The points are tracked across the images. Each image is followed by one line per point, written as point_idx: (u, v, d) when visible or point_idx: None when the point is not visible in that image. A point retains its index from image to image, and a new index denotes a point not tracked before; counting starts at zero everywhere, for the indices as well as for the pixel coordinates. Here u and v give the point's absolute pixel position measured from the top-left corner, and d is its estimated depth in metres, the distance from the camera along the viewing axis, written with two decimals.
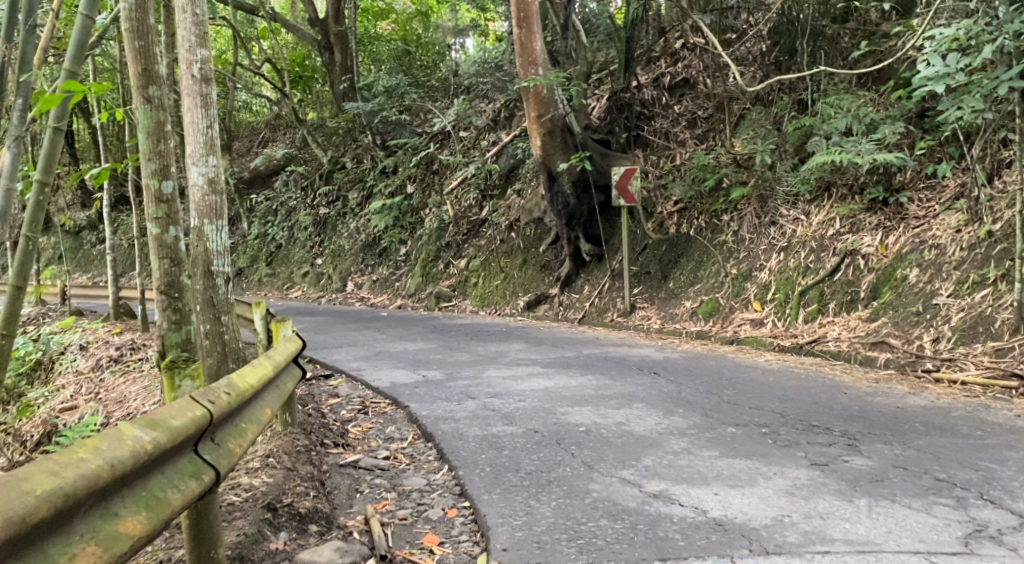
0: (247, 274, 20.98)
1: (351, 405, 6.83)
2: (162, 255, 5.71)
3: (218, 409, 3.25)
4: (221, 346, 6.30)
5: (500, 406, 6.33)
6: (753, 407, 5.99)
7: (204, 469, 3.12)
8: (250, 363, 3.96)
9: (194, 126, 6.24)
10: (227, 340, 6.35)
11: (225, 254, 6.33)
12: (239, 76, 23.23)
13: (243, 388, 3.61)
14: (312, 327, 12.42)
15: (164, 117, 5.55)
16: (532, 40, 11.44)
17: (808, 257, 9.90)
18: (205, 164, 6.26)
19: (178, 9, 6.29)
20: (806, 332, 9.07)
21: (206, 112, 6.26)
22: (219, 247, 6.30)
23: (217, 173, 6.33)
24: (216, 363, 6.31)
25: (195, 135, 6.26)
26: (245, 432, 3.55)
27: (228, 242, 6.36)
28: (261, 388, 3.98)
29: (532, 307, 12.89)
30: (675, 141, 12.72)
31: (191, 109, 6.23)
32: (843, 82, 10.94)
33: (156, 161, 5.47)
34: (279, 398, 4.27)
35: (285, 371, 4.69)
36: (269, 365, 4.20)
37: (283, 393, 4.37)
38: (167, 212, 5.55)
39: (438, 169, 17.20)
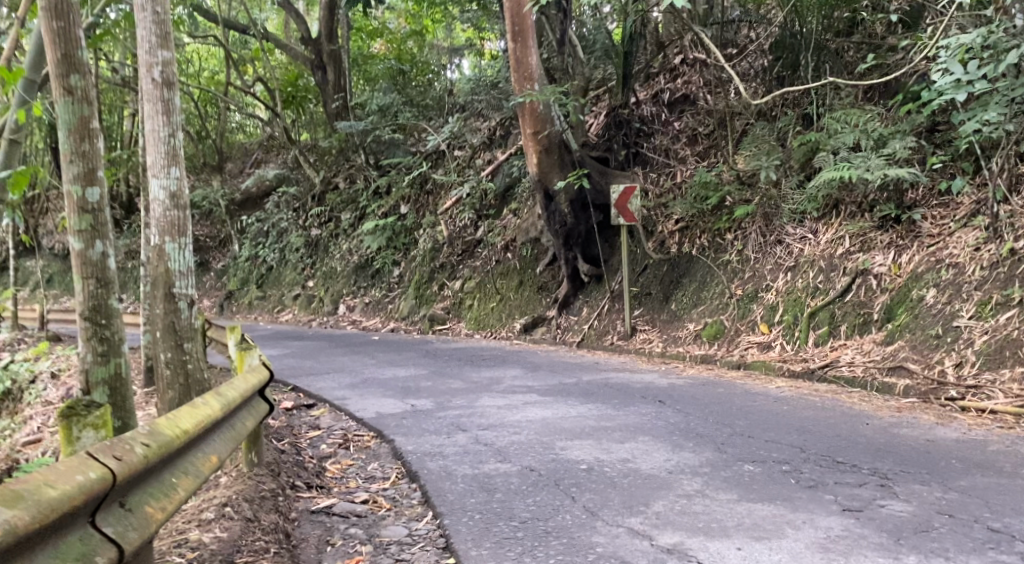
0: (236, 298, 20.40)
1: (332, 439, 6.30)
2: (85, 276, 5.20)
3: (120, 471, 2.86)
4: (184, 376, 5.98)
5: (493, 439, 5.81)
6: (769, 440, 5.47)
7: (95, 549, 2.74)
8: (191, 404, 3.56)
9: (154, 135, 5.99)
10: (191, 369, 6.03)
11: (189, 273, 6.13)
12: (232, 97, 22.90)
13: (167, 437, 3.20)
14: (299, 352, 11.88)
15: (89, 112, 5.17)
16: (528, 55, 11.06)
17: (817, 277, 9.40)
18: (166, 177, 5.99)
19: (138, 8, 6.02)
20: (817, 356, 8.56)
21: (169, 120, 6.02)
22: (183, 267, 6.06)
23: (180, 185, 6.05)
24: (179, 398, 5.96)
25: (156, 145, 6.00)
26: (166, 491, 3.15)
27: (193, 260, 6.12)
28: (203, 433, 3.58)
29: (529, 329, 12.38)
30: (675, 158, 12.24)
31: (152, 116, 6.00)
32: (849, 96, 10.47)
33: (79, 163, 5.17)
34: (230, 442, 3.86)
35: (245, 406, 4.26)
36: (217, 404, 3.78)
37: (235, 435, 3.94)
38: (91, 223, 5.18)
39: (433, 189, 16.74)
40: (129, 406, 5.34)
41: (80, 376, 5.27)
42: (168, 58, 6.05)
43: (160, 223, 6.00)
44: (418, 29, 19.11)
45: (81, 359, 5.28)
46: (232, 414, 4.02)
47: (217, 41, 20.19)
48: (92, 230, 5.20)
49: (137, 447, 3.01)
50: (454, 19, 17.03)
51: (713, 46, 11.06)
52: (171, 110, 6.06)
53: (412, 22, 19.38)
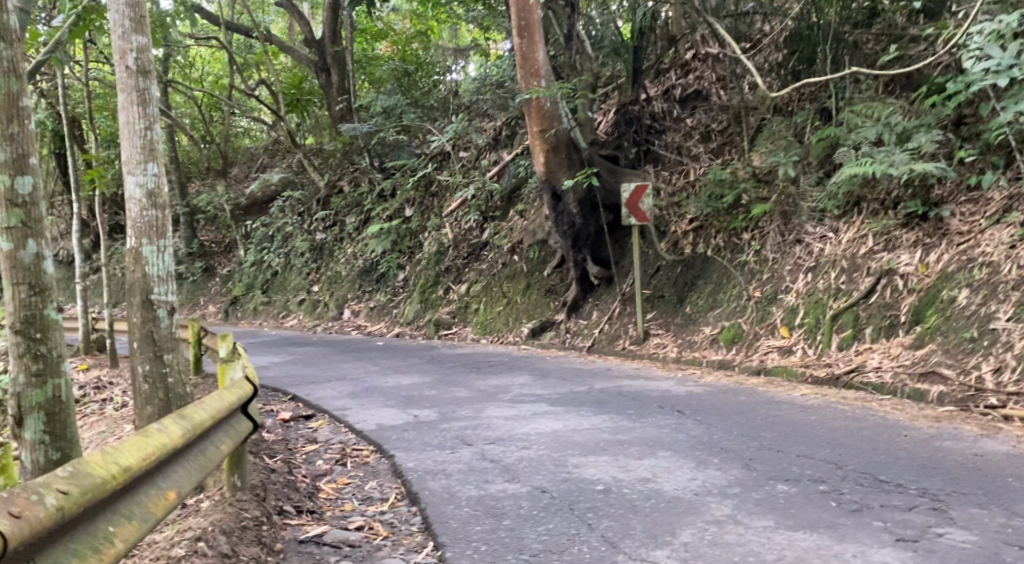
0: (239, 304, 19.98)
1: (328, 455, 5.87)
2: (17, 283, 4.56)
3: (21, 531, 2.46)
4: (164, 390, 5.83)
5: (499, 455, 5.37)
6: (800, 455, 5.00)
7: None
8: (137, 435, 3.17)
9: (129, 130, 5.72)
10: (171, 384, 5.87)
11: (168, 278, 5.78)
12: (235, 101, 22.58)
13: (97, 479, 2.82)
14: (299, 360, 11.47)
15: (17, 87, 4.55)
16: (535, 50, 10.65)
17: (839, 278, 8.91)
18: (143, 173, 5.70)
19: None
20: (842, 361, 8.07)
21: (144, 111, 5.76)
22: (160, 271, 5.71)
23: (158, 182, 5.76)
24: (157, 411, 5.83)
25: (132, 139, 5.72)
26: (95, 546, 2.76)
27: (172, 264, 5.78)
28: (153, 466, 3.20)
29: (537, 334, 11.92)
30: (688, 156, 11.74)
31: (127, 107, 5.75)
32: (870, 90, 9.83)
33: (9, 147, 4.49)
34: (193, 474, 3.48)
35: (219, 428, 3.92)
36: (178, 430, 3.44)
37: (203, 463, 3.58)
38: (22, 219, 4.54)
39: (439, 191, 16.33)
40: (70, 435, 4.74)
41: (13, 399, 4.67)
42: (143, 44, 5.83)
43: (136, 224, 5.68)
44: (423, 30, 18.66)
45: (11, 381, 4.66)
46: (200, 439, 3.69)
47: (220, 45, 19.83)
48: (23, 227, 4.55)
49: (51, 497, 2.62)
50: (459, 18, 16.62)
51: (728, 36, 10.51)
52: (147, 101, 5.81)
53: (417, 23, 18.98)
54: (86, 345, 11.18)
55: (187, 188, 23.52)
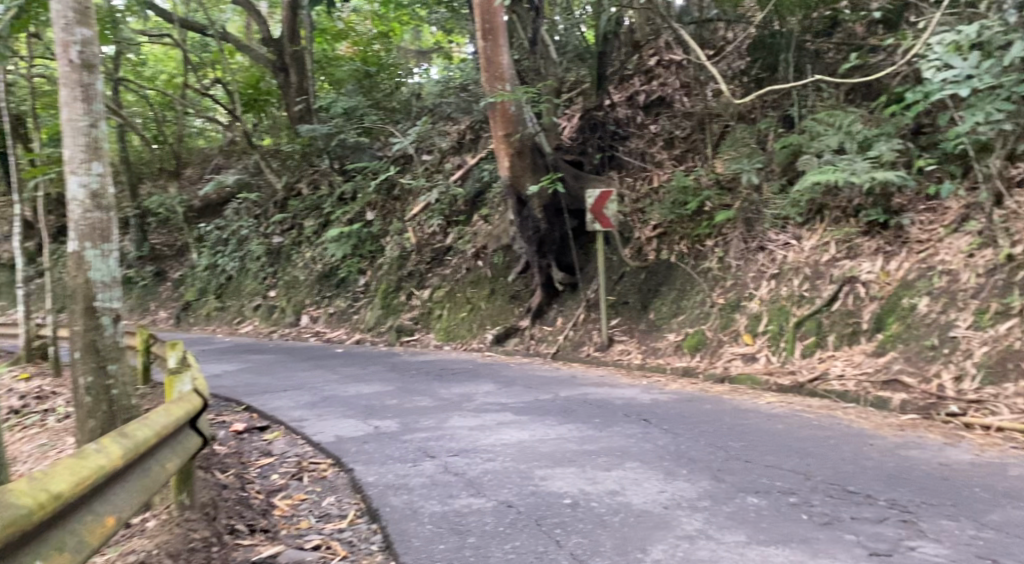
0: (193, 309, 19.51)
1: (284, 468, 5.69)
2: None
3: None
4: (107, 403, 5.65)
5: (463, 468, 5.24)
6: (769, 466, 4.94)
7: None
8: (80, 454, 3.05)
9: (72, 127, 5.51)
10: (115, 396, 5.70)
11: (113, 284, 5.67)
12: (190, 101, 22.12)
13: (39, 501, 2.70)
14: (255, 367, 11.18)
15: None
16: (499, 54, 10.56)
17: (802, 285, 8.92)
18: (87, 173, 5.50)
19: None
20: (805, 368, 8.06)
21: (89, 107, 5.57)
22: (105, 277, 5.60)
23: (102, 183, 5.57)
24: (100, 424, 5.66)
25: (74, 137, 5.51)
26: None
27: (117, 270, 5.67)
28: (96, 487, 3.07)
29: (501, 340, 11.79)
30: (652, 162, 11.71)
31: (69, 103, 5.52)
32: (831, 99, 9.85)
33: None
34: (139, 493, 3.36)
35: (165, 445, 3.80)
36: (118, 448, 3.28)
37: (148, 483, 3.46)
38: None
39: (400, 195, 16.14)
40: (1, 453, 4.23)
41: None
42: (87, 36, 5.63)
43: (79, 227, 5.49)
44: (385, 32, 18.45)
45: None
46: (142, 457, 3.53)
47: (175, 44, 19.39)
48: None
49: None
50: (422, 20, 16.46)
51: (692, 44, 10.43)
52: (91, 96, 5.62)
53: (379, 24, 18.76)
54: (30, 352, 10.78)
55: (139, 190, 22.94)
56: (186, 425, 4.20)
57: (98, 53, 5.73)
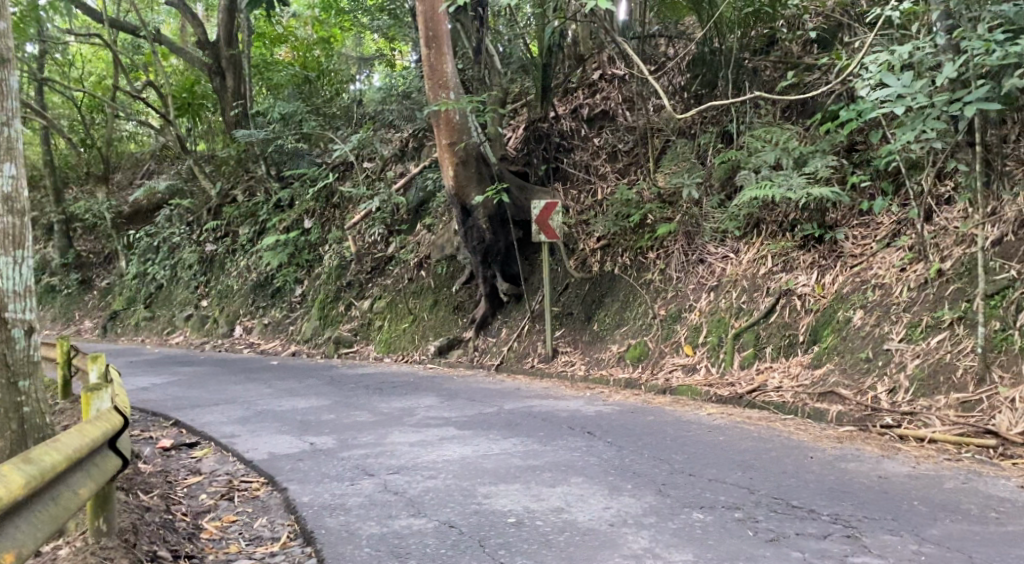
0: (121, 318, 18.84)
1: (213, 488, 5.48)
2: None
3: None
4: (17, 421, 5.33)
5: (405, 485, 5.12)
6: (712, 479, 4.92)
7: None
8: None
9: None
10: (26, 414, 5.39)
11: (27, 293, 5.39)
12: (121, 103, 21.44)
13: None
14: (186, 380, 10.82)
15: None
16: (443, 62, 10.47)
17: (740, 298, 9.01)
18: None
19: None
20: (744, 380, 8.12)
21: (2, 104, 5.33)
22: (16, 285, 5.31)
23: (15, 185, 5.33)
24: (11, 444, 5.33)
25: None
26: None
27: (30, 278, 5.40)
28: None
29: (443, 352, 11.66)
30: (595, 175, 11.74)
31: None
32: (769, 115, 9.97)
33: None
34: (45, 524, 3.18)
35: (79, 468, 3.62)
36: (19, 477, 3.06)
37: (56, 511, 3.28)
38: None
39: (340, 203, 15.87)
40: None
41: None
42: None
43: None
44: (325, 37, 18.16)
45: None
46: (47, 485, 3.31)
47: (105, 44, 18.76)
48: None
49: None
50: (364, 27, 16.25)
51: (634, 57, 10.41)
52: (4, 92, 5.37)
53: (320, 30, 18.46)
54: None
55: (64, 195, 22.09)
56: (103, 446, 3.97)
57: (11, 45, 5.49)
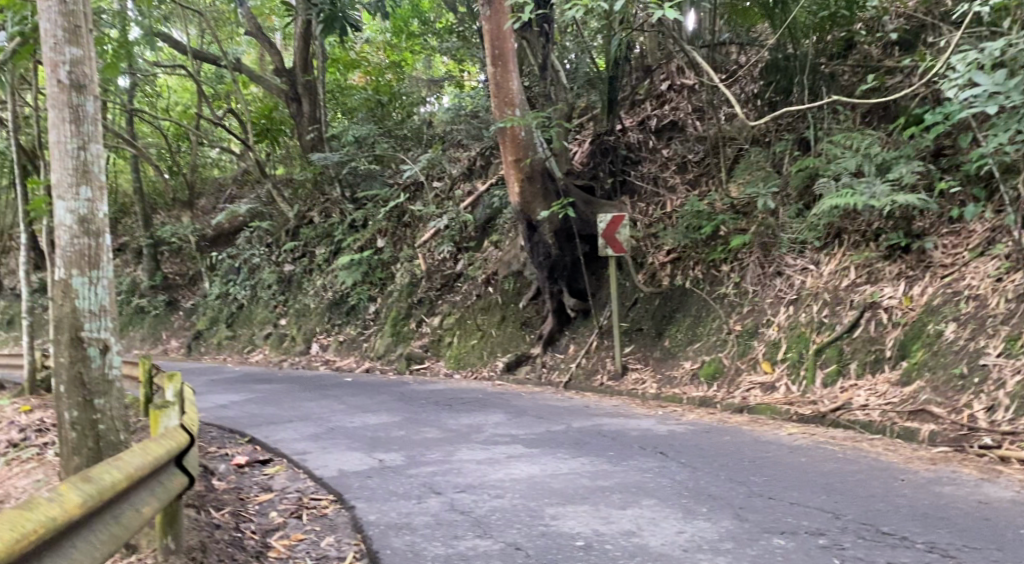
0: (204, 338, 19.32)
1: (283, 505, 5.46)
2: None
3: None
4: (93, 438, 5.45)
5: (470, 505, 5.00)
6: (793, 503, 4.65)
7: None
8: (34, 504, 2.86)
9: (60, 150, 5.40)
10: (102, 431, 5.50)
11: (103, 313, 5.49)
12: (205, 131, 22.20)
13: None
14: (262, 397, 10.99)
15: None
16: (508, 80, 10.43)
17: (822, 311, 8.62)
18: (75, 198, 5.37)
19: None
20: (827, 398, 7.74)
21: (78, 129, 5.45)
22: (93, 305, 5.42)
23: (91, 208, 5.43)
24: (85, 462, 5.47)
25: (63, 160, 5.39)
26: None
27: (106, 298, 5.49)
28: (49, 543, 2.88)
29: (512, 368, 11.54)
30: (665, 187, 11.46)
31: (57, 124, 5.41)
32: (848, 121, 9.51)
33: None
34: (105, 544, 3.16)
35: (143, 488, 3.62)
36: (75, 496, 3.04)
37: (117, 531, 3.27)
38: None
39: (411, 222, 15.97)
40: None
41: None
42: (77, 56, 5.51)
43: (67, 253, 5.34)
44: (397, 61, 18.44)
45: None
46: (108, 504, 3.29)
47: (190, 75, 19.47)
48: None
49: None
50: (433, 49, 16.43)
51: (703, 66, 10.11)
52: (81, 117, 5.49)
53: (391, 54, 18.74)
54: (34, 382, 10.63)
55: (153, 219, 22.89)
56: (167, 464, 3.95)
57: (90, 71, 5.60)
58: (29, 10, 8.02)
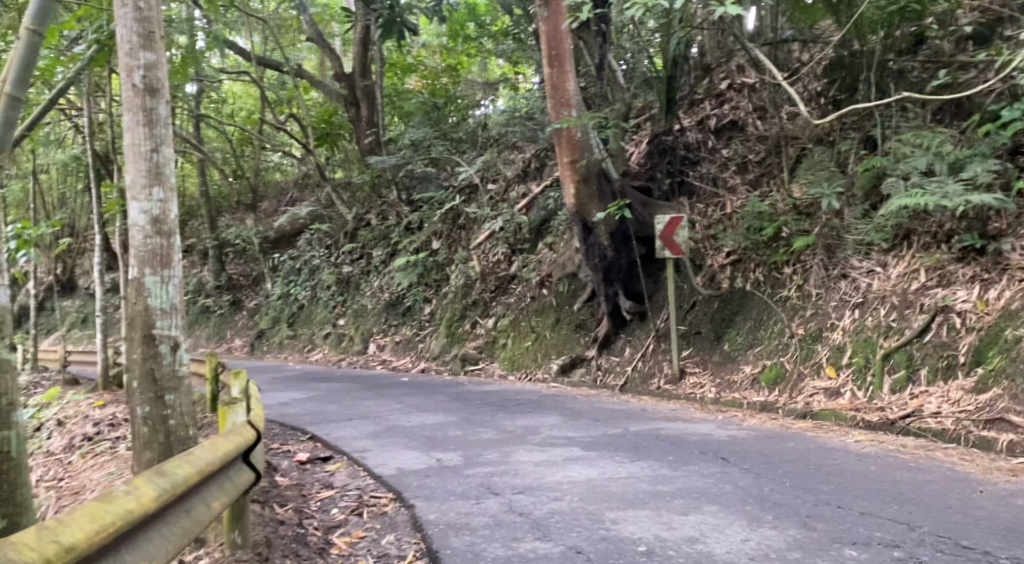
0: (265, 338, 19.68)
1: (344, 503, 5.50)
2: None
3: None
4: (164, 433, 5.57)
5: (529, 506, 4.97)
6: (864, 513, 4.50)
7: None
8: (109, 496, 2.91)
9: (134, 152, 5.52)
10: (172, 427, 5.60)
11: (174, 312, 5.60)
12: (267, 135, 22.66)
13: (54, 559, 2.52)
14: (321, 395, 11.14)
15: None
16: (565, 80, 10.39)
17: (890, 315, 8.38)
18: (148, 199, 5.49)
19: (119, 5, 5.62)
20: (896, 405, 7.51)
21: (151, 132, 5.57)
22: (164, 304, 5.53)
23: (163, 209, 5.54)
24: (157, 456, 5.59)
25: (137, 163, 5.52)
26: None
27: (177, 297, 5.60)
28: (123, 537, 2.92)
29: (567, 371, 11.49)
30: (725, 188, 11.27)
31: (132, 128, 5.55)
32: (918, 119, 9.25)
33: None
34: (178, 538, 3.21)
35: (213, 482, 3.67)
36: (150, 490, 3.09)
37: (189, 525, 3.32)
38: None
39: (466, 224, 16.03)
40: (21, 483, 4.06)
41: None
42: (151, 60, 5.62)
43: (140, 253, 5.48)
44: (453, 64, 18.54)
45: None
46: (180, 498, 3.34)
47: (253, 80, 19.88)
48: None
49: None
50: (489, 52, 16.48)
51: (766, 63, 9.92)
52: (154, 121, 5.60)
53: (447, 57, 18.85)
54: (104, 379, 10.97)
55: (217, 222, 23.45)
56: (235, 460, 4.00)
57: (164, 75, 5.72)
58: (106, 19, 8.32)
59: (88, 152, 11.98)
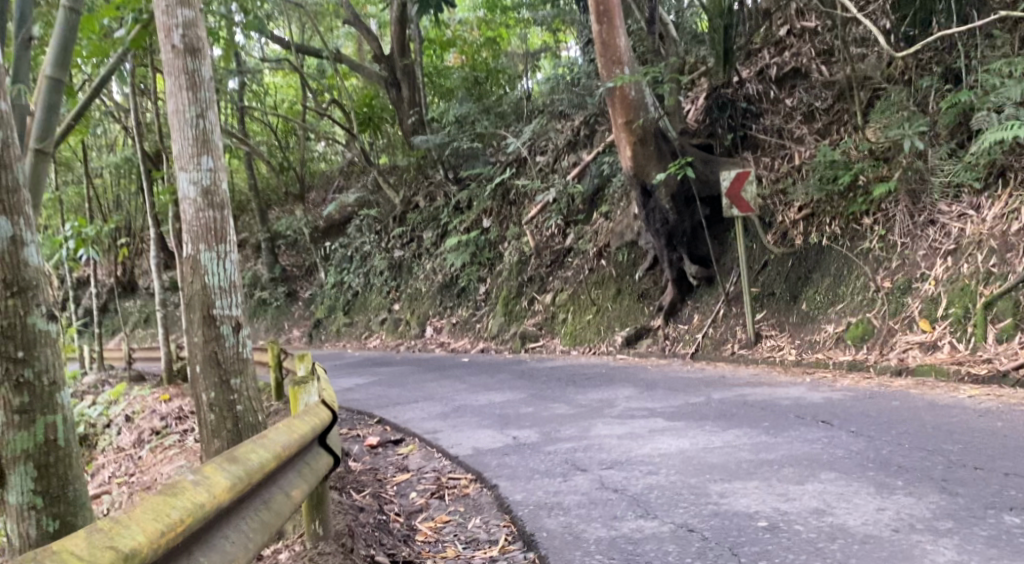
0: (322, 328, 19.52)
1: (422, 486, 5.16)
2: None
3: None
4: (231, 421, 5.30)
5: (624, 482, 4.59)
6: (1009, 474, 4.05)
7: None
8: (175, 487, 2.56)
9: (179, 119, 5.25)
10: (240, 412, 5.34)
11: (233, 289, 5.32)
12: (309, 124, 22.45)
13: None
14: (383, 380, 10.86)
15: None
16: (615, 37, 9.89)
17: (989, 261, 7.73)
18: (197, 169, 5.23)
19: None
20: (1005, 356, 6.96)
21: (196, 96, 5.27)
22: (222, 281, 5.25)
23: (213, 178, 5.27)
24: (227, 445, 5.32)
25: (183, 131, 5.24)
26: None
27: (236, 273, 5.32)
28: (192, 538, 2.58)
29: (633, 342, 11.05)
30: (791, 138, 10.65)
31: (175, 93, 5.26)
32: (1005, 48, 8.56)
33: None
34: (256, 534, 2.87)
35: (291, 468, 3.35)
36: (223, 480, 2.76)
37: (269, 519, 2.99)
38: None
39: (517, 199, 15.57)
40: (76, 471, 3.68)
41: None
42: (190, 18, 5.30)
43: (193, 228, 5.22)
44: (492, 37, 18.03)
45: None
46: (257, 488, 3.02)
47: (293, 68, 19.57)
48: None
49: None
50: (529, 19, 15.90)
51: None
52: (198, 83, 5.30)
53: (485, 30, 18.34)
54: (167, 375, 10.83)
55: (265, 215, 23.39)
56: (313, 443, 3.68)
57: (204, 34, 5.39)
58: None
59: (136, 149, 11.81)
